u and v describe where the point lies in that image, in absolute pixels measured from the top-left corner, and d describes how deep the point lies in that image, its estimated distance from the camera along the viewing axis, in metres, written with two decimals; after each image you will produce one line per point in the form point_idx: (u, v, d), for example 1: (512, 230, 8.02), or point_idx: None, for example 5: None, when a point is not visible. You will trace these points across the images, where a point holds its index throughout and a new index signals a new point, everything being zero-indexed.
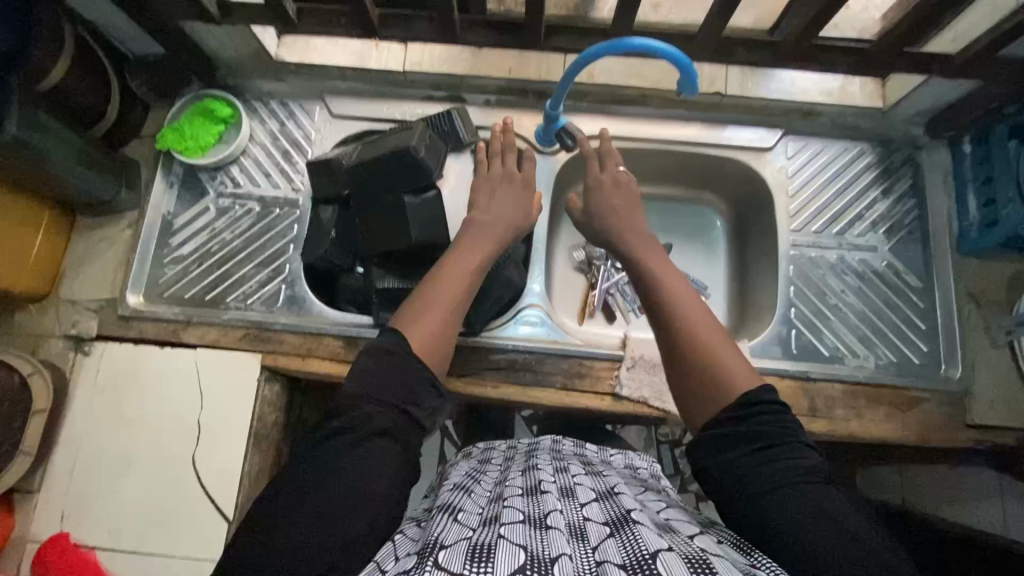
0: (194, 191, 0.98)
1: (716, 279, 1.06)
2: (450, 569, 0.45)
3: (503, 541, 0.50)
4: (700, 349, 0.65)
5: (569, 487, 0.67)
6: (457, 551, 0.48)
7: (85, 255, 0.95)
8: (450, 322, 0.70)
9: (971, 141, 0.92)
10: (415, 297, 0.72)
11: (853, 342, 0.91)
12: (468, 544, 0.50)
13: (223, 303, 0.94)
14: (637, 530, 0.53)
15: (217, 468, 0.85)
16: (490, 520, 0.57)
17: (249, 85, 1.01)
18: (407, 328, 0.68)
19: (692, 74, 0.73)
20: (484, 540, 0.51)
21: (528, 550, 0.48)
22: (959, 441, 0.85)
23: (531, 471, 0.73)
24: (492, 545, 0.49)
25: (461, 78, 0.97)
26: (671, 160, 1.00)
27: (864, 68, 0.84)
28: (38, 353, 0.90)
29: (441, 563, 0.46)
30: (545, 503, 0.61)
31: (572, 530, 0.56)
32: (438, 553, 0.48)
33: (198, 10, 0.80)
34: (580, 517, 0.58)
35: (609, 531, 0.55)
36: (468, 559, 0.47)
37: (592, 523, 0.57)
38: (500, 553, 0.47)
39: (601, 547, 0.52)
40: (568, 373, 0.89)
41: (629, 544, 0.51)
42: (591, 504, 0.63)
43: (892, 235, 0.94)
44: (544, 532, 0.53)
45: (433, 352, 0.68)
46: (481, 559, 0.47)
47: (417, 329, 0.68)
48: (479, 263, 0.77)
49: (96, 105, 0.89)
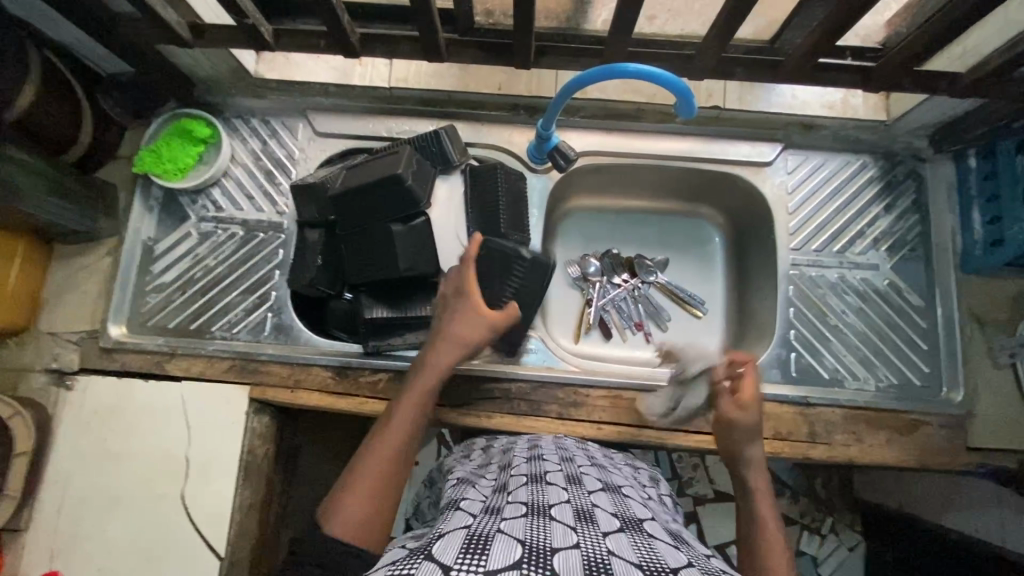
0: (174, 216, 0.95)
1: (712, 294, 1.04)
2: (441, 560, 0.44)
3: (503, 533, 0.48)
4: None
5: (577, 475, 0.67)
6: (452, 542, 0.47)
7: (64, 285, 0.93)
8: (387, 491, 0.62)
9: (976, 155, 0.89)
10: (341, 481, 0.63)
11: (853, 363, 0.89)
12: (466, 534, 0.49)
13: (209, 333, 0.91)
14: (652, 541, 0.52)
15: (207, 505, 0.84)
16: (493, 510, 0.56)
17: (228, 102, 0.97)
18: (342, 511, 0.58)
19: (688, 98, 0.71)
20: (483, 531, 0.49)
21: (527, 543, 0.47)
22: (960, 465, 0.84)
23: (537, 459, 0.71)
24: (490, 536, 0.48)
25: (449, 94, 0.94)
26: (666, 175, 0.97)
27: (869, 88, 0.81)
28: (19, 390, 0.88)
29: (434, 554, 0.45)
30: (551, 491, 0.60)
31: (581, 516, 0.54)
32: (433, 546, 0.46)
33: (166, 34, 0.76)
34: (588, 503, 0.58)
35: (618, 525, 0.54)
36: (462, 551, 0.45)
37: (602, 513, 0.57)
38: (496, 545, 0.46)
39: (612, 538, 0.51)
40: (562, 402, 0.87)
41: (643, 550, 0.50)
42: (599, 493, 0.62)
43: (894, 253, 0.92)
44: (546, 522, 0.51)
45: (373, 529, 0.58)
46: (476, 551, 0.45)
47: (352, 513, 0.58)
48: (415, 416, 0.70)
49: (66, 131, 0.85)
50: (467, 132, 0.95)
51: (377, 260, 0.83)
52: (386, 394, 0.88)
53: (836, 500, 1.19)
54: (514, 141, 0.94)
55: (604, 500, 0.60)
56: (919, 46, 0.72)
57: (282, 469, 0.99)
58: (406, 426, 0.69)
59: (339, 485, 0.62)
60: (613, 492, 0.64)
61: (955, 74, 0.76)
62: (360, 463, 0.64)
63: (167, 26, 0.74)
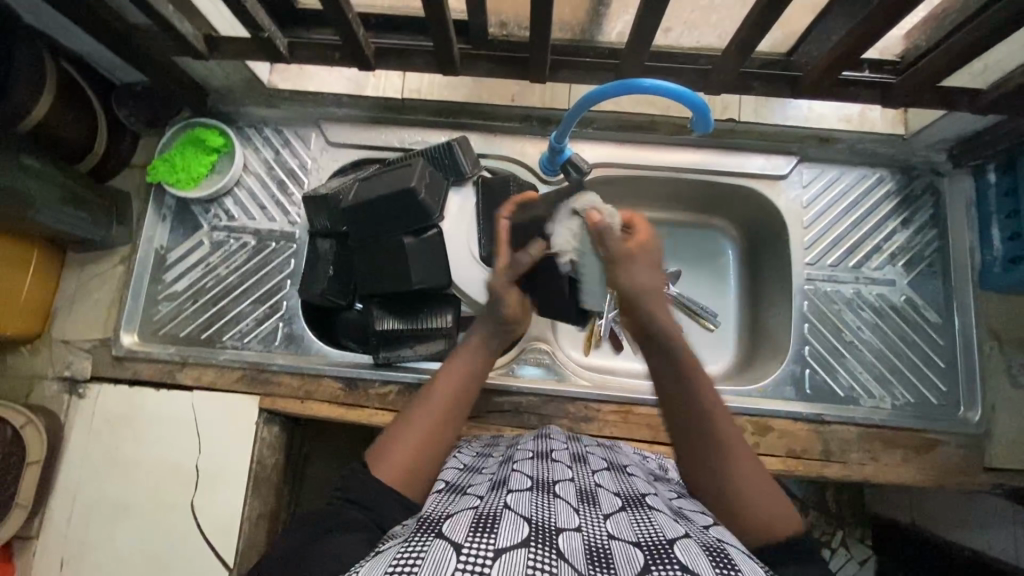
0: (187, 224, 0.95)
1: (725, 306, 1.02)
2: (452, 539, 0.43)
3: (509, 509, 0.48)
4: (729, 483, 0.60)
5: (581, 454, 0.66)
6: (461, 522, 0.46)
7: (77, 293, 0.93)
8: (428, 444, 0.64)
9: (996, 171, 0.88)
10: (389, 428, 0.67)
11: (868, 380, 0.88)
12: (473, 513, 0.48)
13: (220, 342, 0.91)
14: (652, 514, 0.52)
15: (217, 515, 0.84)
16: (498, 486, 0.55)
17: (241, 111, 0.98)
18: (382, 459, 0.62)
19: (705, 112, 0.70)
20: (490, 509, 0.48)
21: (534, 521, 0.46)
22: (977, 485, 0.84)
23: (542, 437, 0.70)
24: (497, 514, 0.47)
25: (462, 106, 0.94)
26: (678, 187, 0.97)
27: (887, 103, 0.80)
28: (32, 397, 0.89)
29: (443, 533, 0.44)
30: (556, 469, 0.59)
31: (584, 496, 0.54)
32: (442, 526, 0.46)
33: (183, 46, 0.76)
34: (591, 482, 0.57)
35: (620, 504, 0.54)
36: (472, 529, 0.44)
37: (604, 493, 0.56)
38: (504, 523, 0.45)
39: (613, 520, 0.50)
40: (573, 416, 0.86)
41: (643, 525, 0.49)
42: (603, 472, 0.61)
43: (911, 269, 0.91)
44: (550, 500, 0.51)
45: (412, 479, 0.61)
46: (485, 529, 0.44)
47: (392, 461, 0.61)
48: (466, 377, 0.71)
49: (81, 141, 0.85)
50: (479, 143, 0.94)
51: (388, 273, 0.83)
52: (393, 407, 0.88)
53: (846, 513, 1.15)
54: (527, 152, 0.94)
55: (607, 479, 0.59)
56: (941, 63, 0.71)
57: (291, 478, 0.99)
58: (459, 387, 0.70)
59: (391, 430, 0.66)
60: (617, 470, 0.63)
61: (977, 91, 0.75)
62: (409, 416, 0.67)
63: (185, 39, 0.74)
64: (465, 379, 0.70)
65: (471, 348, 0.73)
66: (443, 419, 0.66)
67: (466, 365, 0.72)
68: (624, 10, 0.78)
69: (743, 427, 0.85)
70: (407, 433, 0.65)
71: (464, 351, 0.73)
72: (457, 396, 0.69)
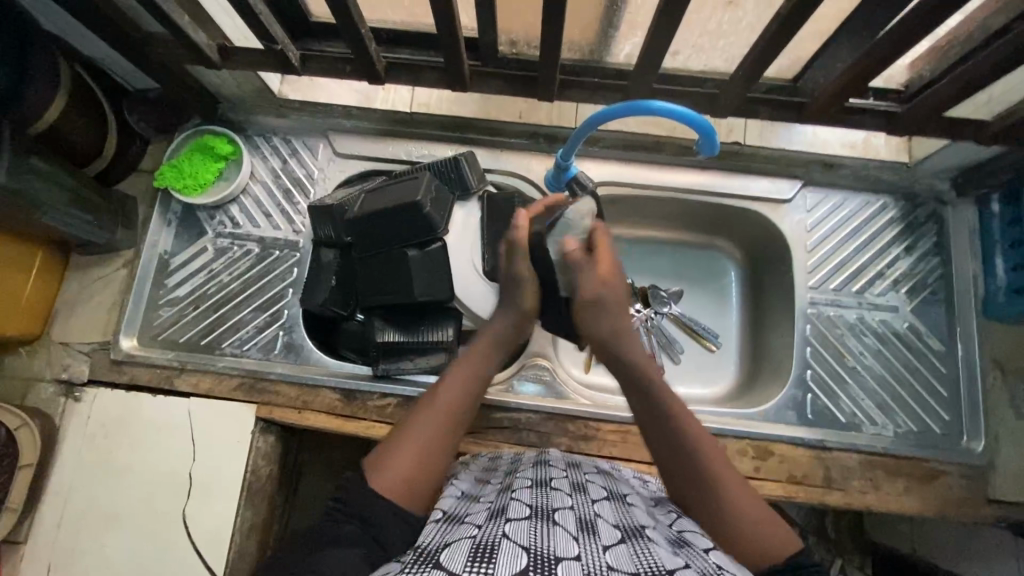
0: (192, 230, 0.95)
1: (727, 328, 1.02)
2: (450, 569, 0.43)
3: (508, 540, 0.47)
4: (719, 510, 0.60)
5: (580, 483, 0.65)
6: (459, 550, 0.46)
7: (79, 295, 0.93)
8: (429, 454, 0.63)
9: (1000, 201, 0.88)
10: (391, 436, 0.65)
11: (871, 408, 0.87)
12: (471, 543, 0.47)
13: (219, 349, 0.91)
14: (652, 545, 0.51)
15: (209, 526, 0.82)
16: (497, 516, 0.54)
17: (250, 119, 0.98)
18: (381, 468, 0.60)
19: (712, 137, 0.71)
20: (488, 539, 0.48)
21: (532, 551, 0.45)
22: (980, 517, 0.83)
23: (542, 464, 0.69)
24: (495, 543, 0.46)
25: (471, 121, 0.96)
26: (682, 207, 0.97)
27: (893, 131, 0.81)
28: (27, 401, 0.88)
29: (442, 562, 0.44)
30: (555, 498, 0.58)
31: (583, 525, 0.53)
32: (440, 554, 0.46)
33: (197, 55, 0.77)
34: (591, 512, 0.56)
35: (620, 533, 0.53)
36: (470, 559, 0.44)
37: (604, 522, 0.55)
38: (503, 554, 0.45)
39: (613, 551, 0.49)
40: (572, 435, 0.86)
41: (642, 556, 0.49)
42: (602, 502, 0.60)
43: (913, 296, 0.91)
44: (549, 530, 0.50)
45: (411, 489, 0.60)
46: (483, 559, 0.44)
47: (393, 471, 0.60)
48: (466, 387, 0.70)
49: (90, 145, 0.86)
50: (486, 158, 0.95)
51: (391, 284, 0.83)
52: (391, 420, 0.87)
53: (845, 542, 1.13)
54: (533, 169, 0.94)
55: (607, 509, 0.58)
56: (946, 94, 0.72)
57: (285, 490, 0.98)
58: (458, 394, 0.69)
59: (392, 438, 0.65)
60: (617, 500, 0.63)
61: (981, 122, 0.76)
62: (414, 424, 0.65)
63: (198, 49, 0.75)
64: (464, 389, 0.70)
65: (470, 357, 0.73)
66: (442, 429, 0.65)
67: (471, 376, 0.71)
68: (631, 32, 0.78)
69: (743, 451, 0.84)
70: (408, 442, 0.63)
71: (464, 361, 0.72)
72: (459, 409, 0.68)
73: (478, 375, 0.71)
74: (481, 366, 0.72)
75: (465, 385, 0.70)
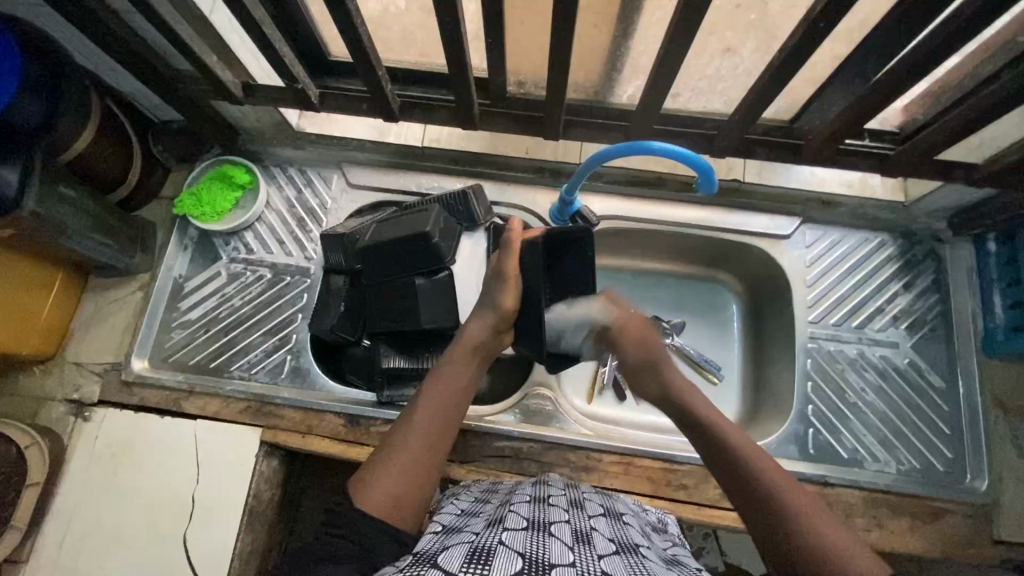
0: (207, 256, 0.98)
1: (729, 360, 1.02)
2: (447, 568, 0.44)
3: (505, 546, 0.48)
4: (787, 514, 0.58)
5: (579, 500, 0.65)
6: (456, 553, 0.47)
7: (94, 316, 0.96)
8: (416, 471, 0.62)
9: (995, 241, 0.90)
10: (375, 457, 0.64)
11: (873, 444, 0.87)
12: (469, 547, 0.48)
13: (227, 372, 0.93)
14: (645, 560, 0.51)
15: (207, 550, 0.82)
16: (494, 525, 0.55)
17: (268, 151, 1.02)
18: (366, 490, 0.59)
19: (708, 171, 0.73)
20: (486, 544, 0.49)
21: (528, 556, 0.46)
22: (985, 558, 0.82)
23: (541, 484, 0.69)
24: (492, 548, 0.47)
25: (479, 155, 1.00)
26: (685, 241, 0.99)
27: (887, 173, 0.84)
28: (38, 419, 0.90)
29: (440, 562, 0.45)
30: (553, 512, 0.58)
31: (579, 537, 0.53)
32: (438, 557, 0.47)
33: (222, 92, 0.82)
34: (588, 526, 0.57)
35: (615, 547, 0.53)
36: (467, 560, 0.45)
37: (600, 535, 0.55)
38: (499, 558, 0.45)
39: (607, 559, 0.49)
40: (573, 465, 0.86)
41: (636, 568, 0.49)
42: (599, 518, 0.61)
43: (913, 332, 0.92)
44: (545, 538, 0.50)
45: (402, 508, 0.59)
46: (480, 561, 0.45)
47: (381, 494, 0.59)
48: (443, 408, 0.68)
49: (116, 172, 0.90)
50: (494, 191, 0.98)
51: (399, 311, 0.85)
52: None
53: None
54: (539, 203, 0.97)
55: (603, 525, 0.59)
56: (936, 138, 0.74)
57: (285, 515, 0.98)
58: (440, 412, 0.67)
59: (376, 458, 0.63)
60: (614, 518, 0.63)
61: (972, 165, 0.79)
62: (397, 444, 0.64)
63: (224, 86, 0.80)
64: (441, 410, 0.68)
65: (450, 371, 0.72)
66: (427, 446, 0.64)
67: (449, 387, 0.70)
68: (635, 75, 0.82)
69: None
70: (391, 463, 0.62)
71: (441, 379, 0.71)
72: (440, 427, 0.66)
73: (455, 395, 0.70)
74: (458, 385, 0.71)
75: (444, 403, 0.69)
